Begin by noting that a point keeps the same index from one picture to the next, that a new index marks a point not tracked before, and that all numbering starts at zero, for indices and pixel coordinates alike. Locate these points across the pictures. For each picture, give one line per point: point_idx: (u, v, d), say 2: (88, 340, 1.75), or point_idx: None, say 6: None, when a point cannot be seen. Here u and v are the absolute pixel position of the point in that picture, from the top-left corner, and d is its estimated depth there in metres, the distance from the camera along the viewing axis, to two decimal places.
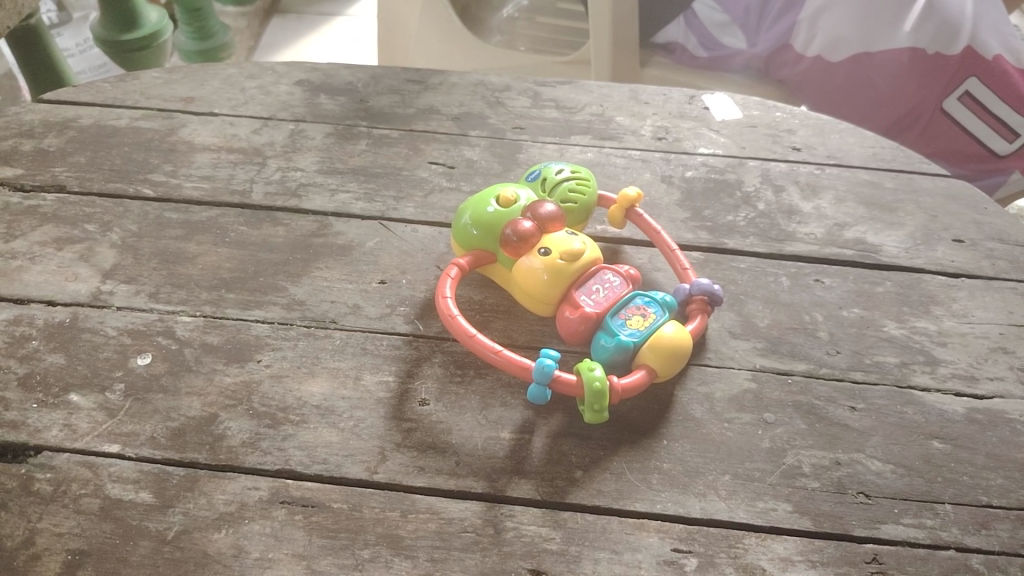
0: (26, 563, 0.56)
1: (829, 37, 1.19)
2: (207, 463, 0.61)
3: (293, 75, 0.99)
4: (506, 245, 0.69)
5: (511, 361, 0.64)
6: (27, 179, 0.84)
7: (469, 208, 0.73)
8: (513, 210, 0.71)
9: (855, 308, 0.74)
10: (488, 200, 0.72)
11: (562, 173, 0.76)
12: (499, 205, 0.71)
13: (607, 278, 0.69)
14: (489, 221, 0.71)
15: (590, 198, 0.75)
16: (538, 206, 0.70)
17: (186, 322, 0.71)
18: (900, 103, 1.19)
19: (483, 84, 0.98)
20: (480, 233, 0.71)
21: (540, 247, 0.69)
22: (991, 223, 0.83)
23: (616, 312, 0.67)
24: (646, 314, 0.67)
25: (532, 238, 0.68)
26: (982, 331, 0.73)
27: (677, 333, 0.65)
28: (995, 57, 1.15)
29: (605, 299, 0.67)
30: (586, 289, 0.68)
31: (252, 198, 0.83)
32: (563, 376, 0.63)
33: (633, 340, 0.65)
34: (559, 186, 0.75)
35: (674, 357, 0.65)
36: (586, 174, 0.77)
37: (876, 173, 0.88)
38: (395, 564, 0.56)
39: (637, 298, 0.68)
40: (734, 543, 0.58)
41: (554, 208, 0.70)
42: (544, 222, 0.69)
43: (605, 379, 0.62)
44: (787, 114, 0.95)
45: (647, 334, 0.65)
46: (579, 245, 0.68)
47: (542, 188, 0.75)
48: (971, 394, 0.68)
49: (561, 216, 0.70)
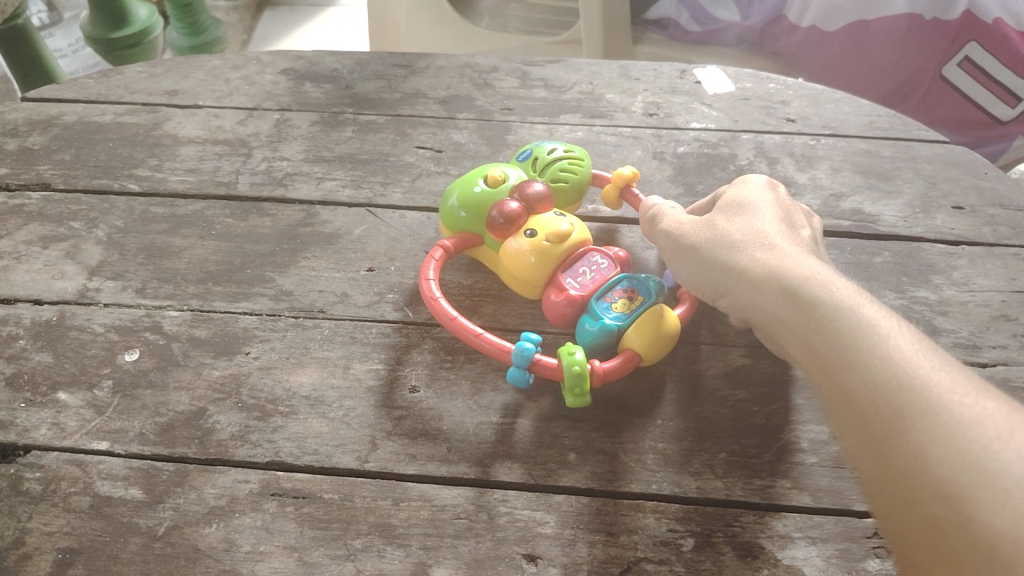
0: (17, 562, 0.56)
1: (824, 7, 1.16)
2: (197, 457, 0.61)
3: (278, 64, 0.98)
4: (492, 227, 0.68)
5: (492, 344, 0.63)
6: (11, 178, 0.83)
7: (455, 191, 0.71)
8: (501, 190, 0.70)
9: (853, 280, 0.73)
10: (474, 180, 0.71)
11: (554, 151, 0.74)
12: (486, 186, 0.70)
13: (595, 259, 0.68)
14: (477, 203, 0.70)
15: (581, 177, 0.74)
16: (526, 186, 0.69)
17: (174, 317, 0.70)
18: (897, 71, 1.17)
19: (470, 66, 0.97)
20: (466, 215, 0.70)
21: (526, 228, 0.67)
22: (992, 188, 0.81)
23: (602, 294, 0.65)
24: (633, 297, 0.65)
25: (518, 219, 0.67)
26: (983, 298, 0.71)
27: (664, 317, 0.64)
28: (994, 19, 1.10)
29: (592, 282, 0.66)
30: (573, 271, 0.67)
31: (237, 189, 0.82)
32: (544, 360, 0.62)
33: (619, 324, 0.64)
34: (551, 165, 0.73)
35: (661, 341, 0.63)
36: (580, 152, 0.76)
37: (873, 142, 0.86)
38: (388, 554, 0.56)
39: (624, 281, 0.66)
40: (732, 521, 0.57)
41: (542, 188, 0.68)
42: (531, 203, 0.68)
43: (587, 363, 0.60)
44: (780, 85, 0.93)
45: (632, 318, 0.64)
46: (566, 225, 0.67)
47: (532, 168, 0.74)
48: (973, 362, 0.67)
49: (550, 195, 0.69)
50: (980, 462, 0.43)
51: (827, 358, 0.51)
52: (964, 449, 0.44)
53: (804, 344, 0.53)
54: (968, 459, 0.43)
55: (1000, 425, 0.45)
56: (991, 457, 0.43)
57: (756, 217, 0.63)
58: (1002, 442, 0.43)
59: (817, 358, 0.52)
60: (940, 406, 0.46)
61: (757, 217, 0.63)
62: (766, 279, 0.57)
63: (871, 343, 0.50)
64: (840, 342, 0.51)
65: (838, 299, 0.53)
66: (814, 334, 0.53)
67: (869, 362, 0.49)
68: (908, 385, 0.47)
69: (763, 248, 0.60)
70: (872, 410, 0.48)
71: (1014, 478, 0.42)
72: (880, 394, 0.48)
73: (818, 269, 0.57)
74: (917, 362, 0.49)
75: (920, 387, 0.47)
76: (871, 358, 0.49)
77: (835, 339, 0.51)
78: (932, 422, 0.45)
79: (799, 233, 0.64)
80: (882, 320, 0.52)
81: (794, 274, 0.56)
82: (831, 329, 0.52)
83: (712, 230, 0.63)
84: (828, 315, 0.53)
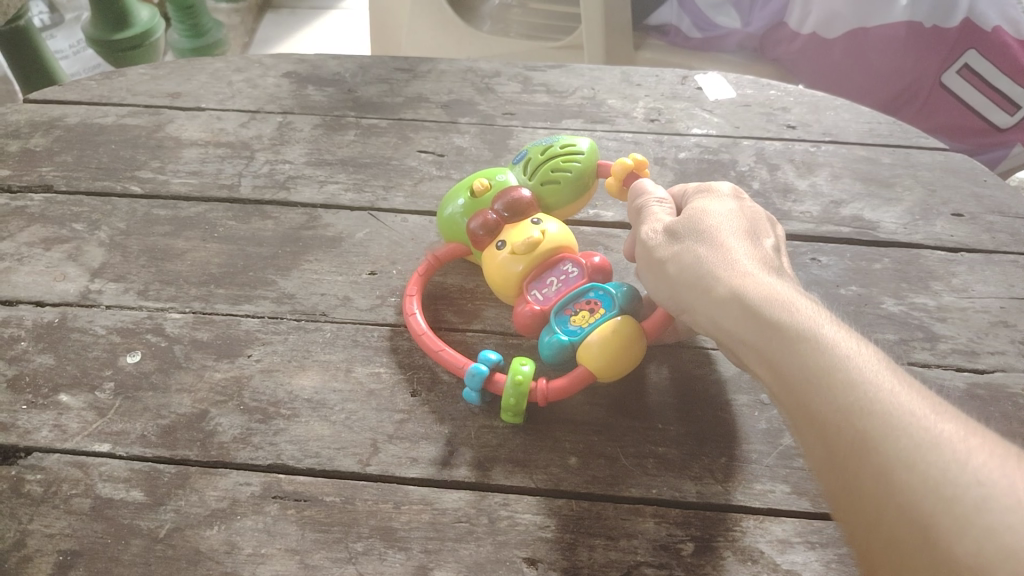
0: (18, 564, 0.56)
1: (824, 14, 1.16)
2: (198, 459, 0.61)
3: (281, 67, 0.98)
4: (472, 239, 0.68)
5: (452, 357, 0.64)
6: (14, 180, 0.83)
7: (447, 200, 0.72)
8: (486, 198, 0.69)
9: (853, 286, 0.73)
10: (464, 190, 0.71)
11: (550, 149, 0.71)
12: (472, 195, 0.70)
13: (564, 270, 0.66)
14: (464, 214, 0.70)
15: (577, 173, 0.70)
16: (506, 193, 0.67)
17: (176, 319, 0.70)
18: (898, 78, 1.17)
19: (472, 71, 0.97)
20: (455, 227, 0.71)
21: (500, 239, 0.67)
22: (991, 196, 0.81)
23: (562, 305, 0.64)
24: (594, 309, 0.63)
25: (491, 230, 0.67)
26: (983, 305, 0.72)
27: (621, 328, 0.61)
28: (993, 28, 1.12)
29: (555, 294, 0.65)
30: (540, 282, 0.66)
31: (240, 192, 0.82)
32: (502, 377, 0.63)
33: (575, 337, 0.62)
34: (544, 164, 0.70)
35: (614, 353, 0.60)
36: (579, 145, 0.72)
37: (873, 149, 0.87)
38: (389, 557, 0.56)
39: (588, 292, 0.64)
40: (732, 526, 0.57)
41: (521, 196, 0.67)
42: (508, 212, 0.67)
43: (532, 376, 0.60)
44: (781, 92, 0.93)
45: (588, 329, 0.62)
46: (535, 233, 0.65)
47: (526, 168, 0.72)
48: (973, 369, 0.67)
49: (530, 202, 0.67)
50: (939, 484, 0.40)
51: (788, 381, 0.49)
52: (923, 472, 0.41)
53: (766, 367, 0.51)
54: (929, 481, 0.40)
55: (960, 447, 0.41)
56: (953, 480, 0.40)
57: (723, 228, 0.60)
58: (960, 461, 0.40)
59: (779, 382, 0.50)
60: (899, 427, 0.43)
61: (722, 228, 0.60)
62: (728, 297, 0.54)
63: (831, 363, 0.47)
64: (802, 362, 0.48)
65: (799, 318, 0.51)
66: (777, 355, 0.50)
67: (830, 384, 0.47)
68: (867, 408, 0.44)
69: (727, 262, 0.57)
70: (833, 435, 0.45)
71: (975, 501, 0.39)
72: (840, 418, 0.45)
73: (782, 287, 0.55)
74: (879, 383, 0.46)
75: (882, 410, 0.44)
76: (834, 379, 0.47)
77: (797, 360, 0.49)
78: (892, 445, 0.42)
79: (766, 247, 0.61)
80: (844, 340, 0.49)
81: (755, 291, 0.54)
82: (793, 348, 0.49)
83: (674, 244, 0.60)
84: (789, 334, 0.50)
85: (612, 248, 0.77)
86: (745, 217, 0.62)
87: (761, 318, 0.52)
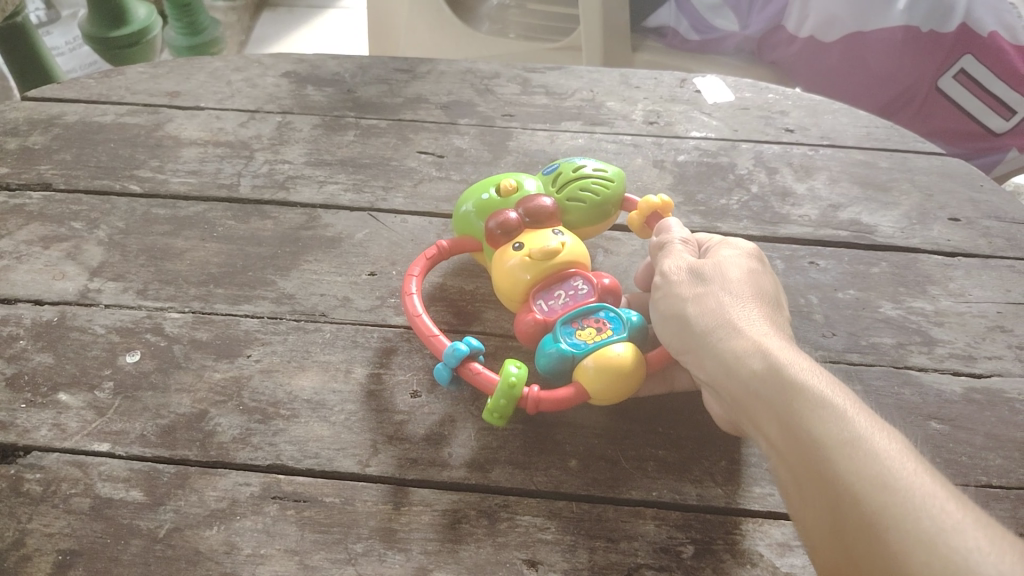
0: (17, 563, 0.55)
1: (821, 18, 1.17)
2: (198, 459, 0.61)
3: (280, 67, 0.98)
4: (487, 237, 0.67)
5: (438, 339, 0.62)
6: (12, 178, 0.83)
7: (470, 196, 0.71)
8: (510, 200, 0.68)
9: (850, 290, 0.74)
10: (489, 188, 0.70)
11: (582, 169, 0.70)
12: (497, 194, 0.69)
13: (575, 285, 0.64)
14: (484, 211, 0.69)
15: (603, 200, 0.69)
16: (531, 199, 0.66)
17: (175, 319, 0.70)
18: (895, 82, 1.17)
19: (471, 72, 0.97)
20: (472, 223, 0.70)
21: (516, 242, 0.65)
22: (988, 201, 0.82)
23: (569, 318, 0.62)
24: (601, 329, 0.61)
25: (509, 232, 0.65)
26: (980, 310, 0.72)
27: (627, 354, 0.59)
28: (990, 33, 1.12)
29: (562, 307, 0.63)
30: (548, 294, 0.64)
31: (239, 192, 0.82)
32: (479, 368, 0.61)
33: (577, 351, 0.60)
34: (573, 182, 0.69)
35: (614, 379, 0.58)
36: (611, 173, 0.71)
37: (871, 153, 0.87)
38: (389, 558, 0.56)
39: (599, 311, 0.62)
40: (731, 528, 0.57)
41: (546, 204, 0.66)
42: (529, 217, 0.66)
43: (524, 379, 0.58)
44: (779, 95, 0.94)
45: (590, 348, 0.60)
46: (553, 244, 0.64)
47: (554, 181, 0.70)
48: (969, 373, 0.68)
49: (553, 212, 0.66)
50: (958, 569, 0.39)
51: (802, 439, 0.48)
52: (942, 556, 0.40)
53: (778, 423, 0.50)
54: (947, 564, 0.40)
55: (981, 537, 0.41)
56: (973, 566, 0.39)
57: (745, 284, 0.60)
58: (983, 549, 0.40)
59: (790, 438, 0.49)
60: (918, 507, 0.43)
61: (747, 282, 0.60)
62: (749, 355, 0.54)
63: (853, 434, 0.47)
64: (822, 429, 0.48)
65: (821, 383, 0.50)
66: (795, 417, 0.49)
67: (850, 451, 0.46)
68: (888, 482, 0.44)
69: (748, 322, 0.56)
70: (848, 503, 0.44)
71: None
72: (857, 486, 0.45)
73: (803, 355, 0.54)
74: (900, 460, 0.45)
75: (903, 488, 0.44)
76: (855, 450, 0.46)
77: (818, 425, 0.48)
78: (911, 523, 0.42)
79: (783, 309, 0.60)
80: (864, 413, 0.49)
81: (777, 350, 0.53)
82: (814, 413, 0.49)
83: (697, 286, 0.59)
84: (810, 396, 0.50)
85: (611, 251, 0.77)
86: (765, 275, 0.62)
87: (781, 375, 0.51)
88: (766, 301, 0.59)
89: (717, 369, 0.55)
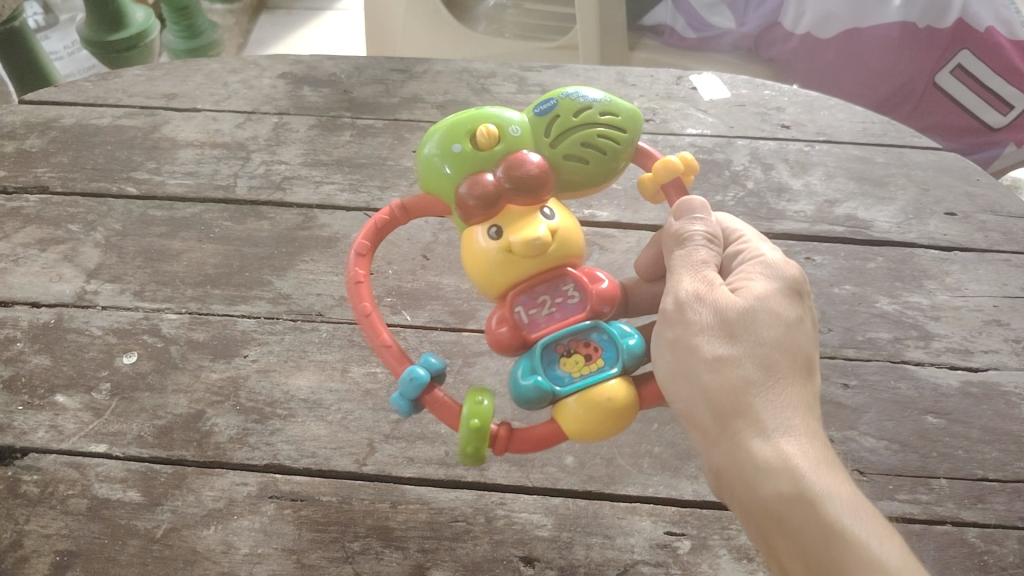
0: (16, 564, 0.56)
1: (819, 14, 1.15)
2: (195, 459, 0.61)
3: (276, 68, 0.97)
4: (459, 207, 0.53)
5: (392, 350, 0.51)
6: (10, 182, 0.83)
7: (437, 134, 0.55)
8: (491, 155, 0.53)
9: (847, 285, 0.74)
10: (463, 132, 0.54)
11: (586, 112, 0.55)
12: (474, 145, 0.53)
13: (564, 291, 0.53)
14: (456, 165, 0.54)
15: (612, 154, 0.55)
16: (519, 163, 0.52)
17: (172, 320, 0.70)
18: (893, 78, 1.17)
19: (467, 71, 0.97)
20: (439, 178, 0.54)
21: (495, 223, 0.53)
22: (984, 194, 0.81)
23: (553, 341, 0.51)
24: (592, 357, 0.51)
25: (488, 205, 0.52)
26: (976, 303, 0.72)
27: (622, 394, 0.49)
28: (987, 28, 1.12)
29: (545, 321, 0.52)
30: (529, 300, 0.53)
31: (235, 192, 0.82)
32: (440, 395, 0.50)
33: (560, 387, 0.50)
34: (575, 132, 0.54)
35: (602, 422, 0.49)
36: (624, 116, 0.56)
37: (867, 148, 0.87)
38: (386, 556, 0.56)
39: (590, 333, 0.52)
40: (728, 524, 0.57)
41: (537, 174, 0.52)
42: (515, 190, 0.51)
43: (491, 416, 0.48)
44: (775, 92, 0.93)
45: (578, 384, 0.50)
46: (541, 234, 0.51)
47: (549, 126, 0.55)
48: (966, 367, 0.68)
49: (543, 183, 0.52)
50: None
51: None
52: None
53: (803, 559, 0.45)
54: None
55: None
56: None
57: (779, 339, 0.50)
58: None
59: None
60: None
61: (781, 341, 0.50)
62: (779, 466, 0.46)
63: None
64: None
65: (862, 520, 0.45)
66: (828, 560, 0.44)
67: None
68: None
69: (781, 413, 0.48)
70: None
71: None
72: None
73: (836, 463, 0.48)
74: None
75: None
76: None
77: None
78: None
79: (816, 367, 0.52)
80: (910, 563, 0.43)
81: (808, 462, 0.46)
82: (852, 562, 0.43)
83: (718, 344, 0.49)
84: (847, 539, 0.44)
85: (607, 249, 0.77)
86: (800, 318, 0.52)
87: (815, 504, 0.45)
88: (801, 368, 0.50)
89: (733, 467, 0.48)
